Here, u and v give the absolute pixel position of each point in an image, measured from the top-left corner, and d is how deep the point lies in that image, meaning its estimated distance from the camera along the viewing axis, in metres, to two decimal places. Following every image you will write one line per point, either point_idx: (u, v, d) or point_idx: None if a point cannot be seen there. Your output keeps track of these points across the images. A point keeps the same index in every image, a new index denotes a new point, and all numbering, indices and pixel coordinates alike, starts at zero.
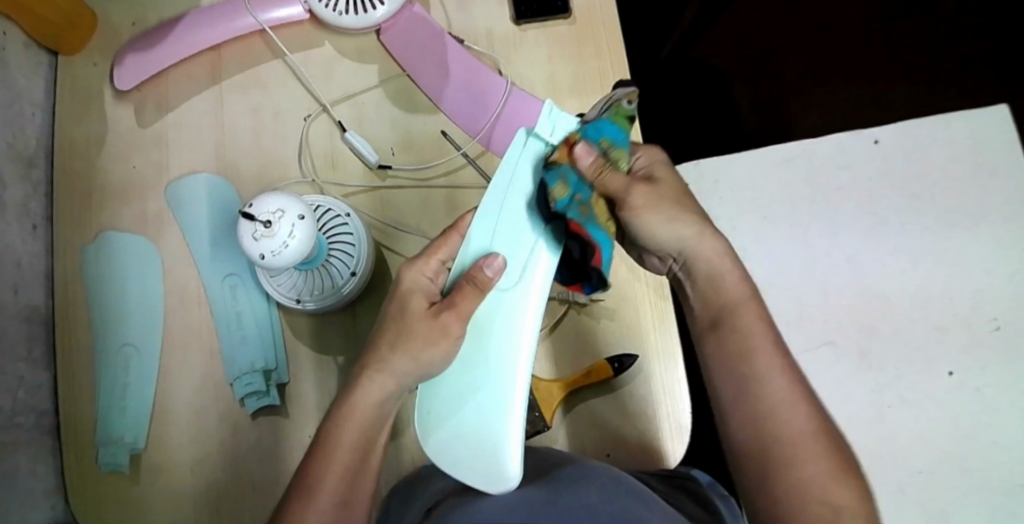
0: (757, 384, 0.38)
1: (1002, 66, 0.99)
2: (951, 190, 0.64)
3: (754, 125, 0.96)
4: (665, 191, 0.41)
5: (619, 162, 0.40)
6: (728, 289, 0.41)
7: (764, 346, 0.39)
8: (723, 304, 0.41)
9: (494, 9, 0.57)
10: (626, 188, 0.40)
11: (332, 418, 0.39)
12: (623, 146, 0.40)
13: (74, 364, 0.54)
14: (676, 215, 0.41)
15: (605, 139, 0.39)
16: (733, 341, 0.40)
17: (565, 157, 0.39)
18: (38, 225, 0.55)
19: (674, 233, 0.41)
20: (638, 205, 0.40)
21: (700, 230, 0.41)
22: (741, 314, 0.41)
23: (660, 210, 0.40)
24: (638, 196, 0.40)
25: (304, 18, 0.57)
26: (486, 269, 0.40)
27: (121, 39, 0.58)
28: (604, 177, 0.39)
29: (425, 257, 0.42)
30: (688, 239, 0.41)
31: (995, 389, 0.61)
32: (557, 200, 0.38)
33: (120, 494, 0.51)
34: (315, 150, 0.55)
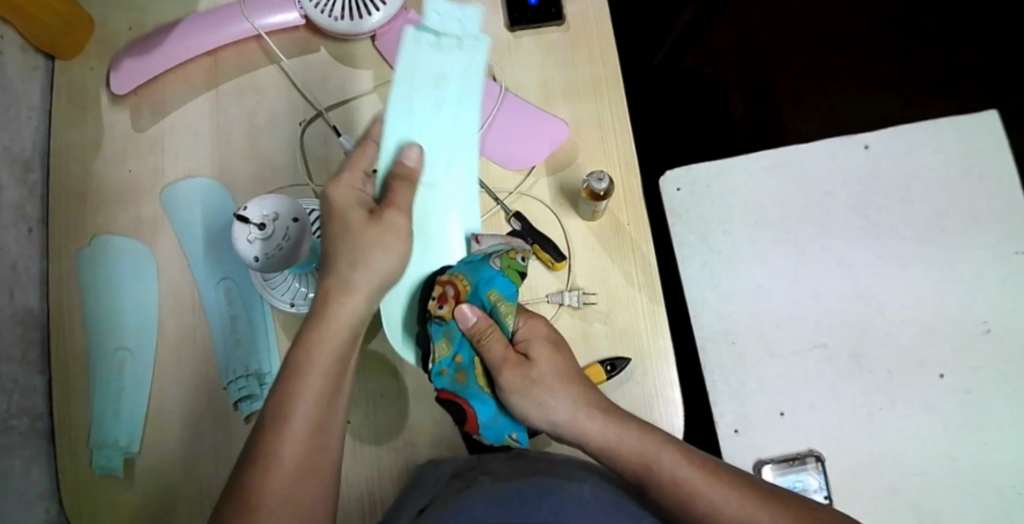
0: (719, 510, 0.38)
1: (995, 72, 1.00)
2: (942, 195, 0.64)
3: (748, 131, 0.97)
4: (541, 369, 0.42)
5: (508, 317, 0.43)
6: (627, 453, 0.41)
7: (692, 476, 0.39)
8: (638, 460, 0.40)
9: (488, 15, 0.57)
10: (503, 358, 0.42)
11: (289, 377, 0.37)
12: (511, 300, 0.43)
13: (69, 366, 0.54)
14: (546, 398, 0.42)
15: (494, 292, 0.43)
16: (670, 494, 0.39)
17: (452, 314, 0.42)
18: (33, 228, 0.55)
19: (545, 415, 0.42)
20: (510, 382, 0.42)
21: (574, 407, 0.42)
22: (655, 465, 0.40)
23: (531, 391, 0.42)
24: (508, 370, 0.42)
25: (299, 23, 0.57)
26: (407, 161, 0.44)
27: (118, 44, 0.59)
28: (488, 337, 0.42)
29: (348, 169, 0.42)
30: (565, 418, 0.42)
31: (986, 392, 0.61)
32: (438, 359, 0.41)
33: (112, 496, 0.51)
34: (310, 156, 0.56)
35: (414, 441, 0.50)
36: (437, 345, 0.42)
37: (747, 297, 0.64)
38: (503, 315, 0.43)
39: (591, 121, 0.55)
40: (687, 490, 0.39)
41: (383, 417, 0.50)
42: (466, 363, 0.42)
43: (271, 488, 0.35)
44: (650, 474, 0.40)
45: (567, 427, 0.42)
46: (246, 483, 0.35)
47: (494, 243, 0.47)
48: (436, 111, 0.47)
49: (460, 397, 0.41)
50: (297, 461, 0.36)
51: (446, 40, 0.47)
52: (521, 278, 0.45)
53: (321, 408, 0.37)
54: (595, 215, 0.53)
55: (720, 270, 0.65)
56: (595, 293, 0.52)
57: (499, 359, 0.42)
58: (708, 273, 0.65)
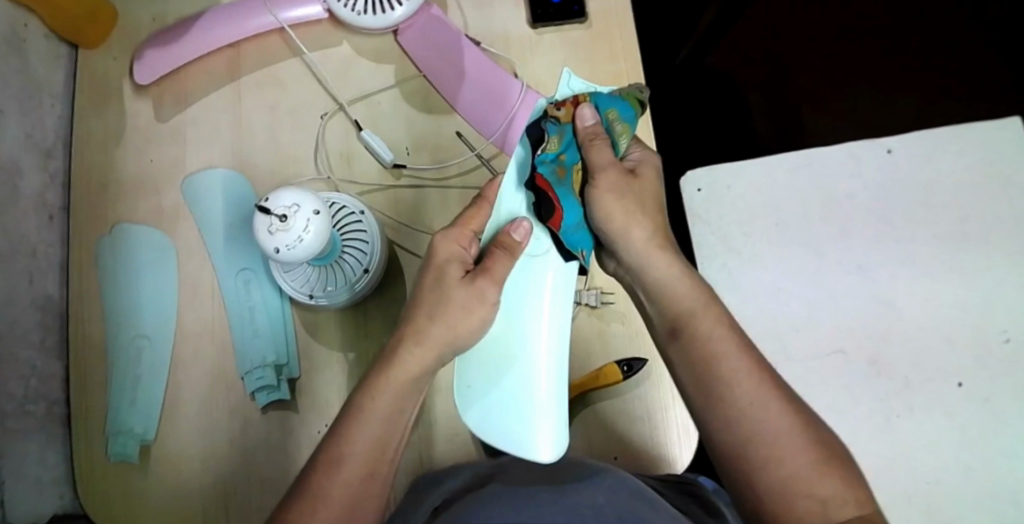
0: (736, 385, 0.38)
1: (1015, 78, 0.99)
2: (962, 201, 0.64)
3: (764, 133, 0.96)
4: (639, 190, 0.42)
5: (622, 136, 0.44)
6: (680, 298, 0.41)
7: (727, 347, 0.39)
8: (683, 308, 0.41)
9: (511, 12, 0.57)
10: (606, 166, 0.41)
11: (362, 394, 0.39)
12: (629, 123, 0.44)
13: (87, 353, 0.54)
14: (629, 211, 0.41)
15: (614, 110, 0.43)
16: (694, 346, 0.40)
17: (571, 116, 0.42)
18: (54, 216, 0.56)
19: (622, 231, 0.41)
20: (603, 187, 0.41)
21: (648, 236, 0.41)
22: (699, 317, 0.41)
23: (613, 204, 0.41)
24: (610, 175, 0.41)
25: (323, 17, 0.57)
26: (513, 233, 0.41)
27: (142, 35, 0.59)
28: (594, 142, 0.42)
29: (459, 228, 0.42)
30: (638, 242, 0.41)
31: (1004, 400, 0.61)
32: (545, 151, 0.41)
33: (128, 484, 0.52)
34: (331, 149, 0.56)
35: (429, 436, 0.50)
36: (549, 138, 0.42)
37: (764, 300, 0.64)
38: (615, 134, 0.43)
39: None
40: (712, 353, 0.39)
41: None
42: (568, 163, 0.42)
43: (334, 495, 0.36)
44: (685, 324, 0.41)
45: (637, 251, 0.42)
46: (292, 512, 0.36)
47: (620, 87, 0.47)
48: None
49: (552, 191, 0.41)
50: (343, 500, 0.36)
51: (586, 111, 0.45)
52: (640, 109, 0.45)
53: (373, 452, 0.38)
54: None
55: (737, 272, 0.64)
56: (613, 292, 0.52)
57: (601, 166, 0.41)
58: (726, 275, 0.64)
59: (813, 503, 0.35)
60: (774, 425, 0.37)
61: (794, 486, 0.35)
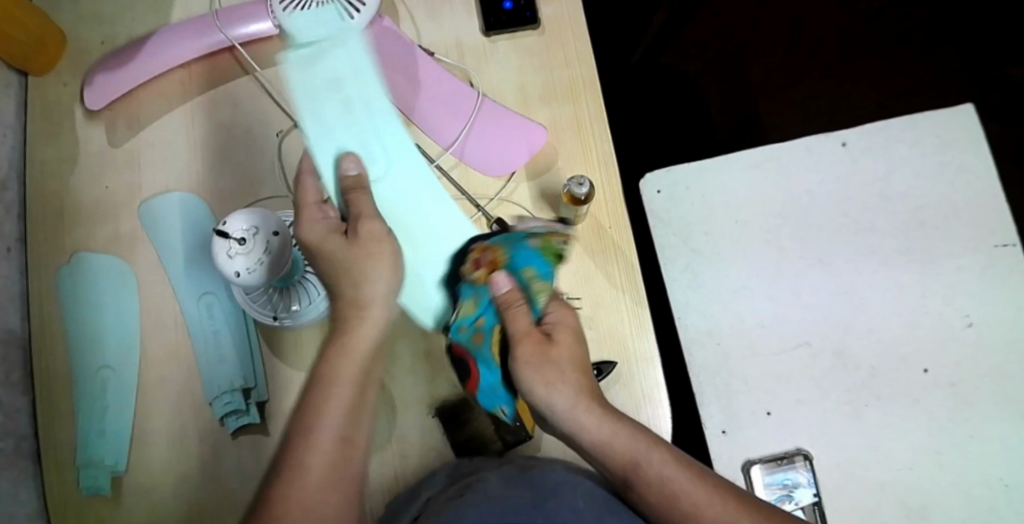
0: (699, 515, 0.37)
1: (971, 63, 1.00)
2: (920, 190, 0.65)
3: (728, 128, 0.97)
4: (558, 355, 0.43)
5: (540, 294, 0.45)
6: (617, 449, 0.40)
7: (676, 477, 0.39)
8: (626, 458, 0.40)
9: (464, 21, 0.57)
10: (523, 335, 0.43)
11: (326, 360, 0.41)
12: (546, 280, 0.45)
13: (52, 387, 0.53)
14: (552, 382, 0.42)
15: (529, 270, 0.45)
16: (654, 493, 0.39)
17: (484, 279, 0.44)
18: (11, 248, 0.55)
19: (546, 397, 0.42)
20: (520, 360, 0.42)
21: (574, 399, 0.41)
22: (644, 463, 0.40)
23: (527, 376, 0.42)
24: (524, 346, 0.43)
25: (273, 33, 0.57)
26: (350, 168, 0.45)
27: (91, 59, 0.58)
28: (513, 311, 0.44)
29: (305, 208, 0.44)
30: (561, 410, 0.42)
31: (970, 385, 0.62)
32: (461, 316, 0.44)
33: (101, 516, 0.51)
34: (290, 167, 0.55)
35: (402, 452, 0.50)
36: (463, 304, 0.44)
37: (730, 296, 0.65)
38: (536, 293, 0.45)
39: (570, 126, 0.55)
40: (670, 492, 0.38)
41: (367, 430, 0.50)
42: (485, 327, 0.45)
43: (312, 461, 0.38)
44: (636, 474, 0.40)
45: (563, 416, 0.42)
46: (277, 490, 0.37)
47: (534, 226, 0.48)
48: (348, 114, 0.47)
49: (470, 357, 0.45)
50: (326, 467, 0.38)
51: (324, 44, 0.47)
52: (558, 258, 0.46)
53: (346, 419, 0.40)
54: (577, 219, 0.52)
55: (702, 270, 0.65)
56: (579, 296, 0.52)
57: (517, 335, 0.43)
58: (691, 274, 0.65)
59: None
60: None
61: None
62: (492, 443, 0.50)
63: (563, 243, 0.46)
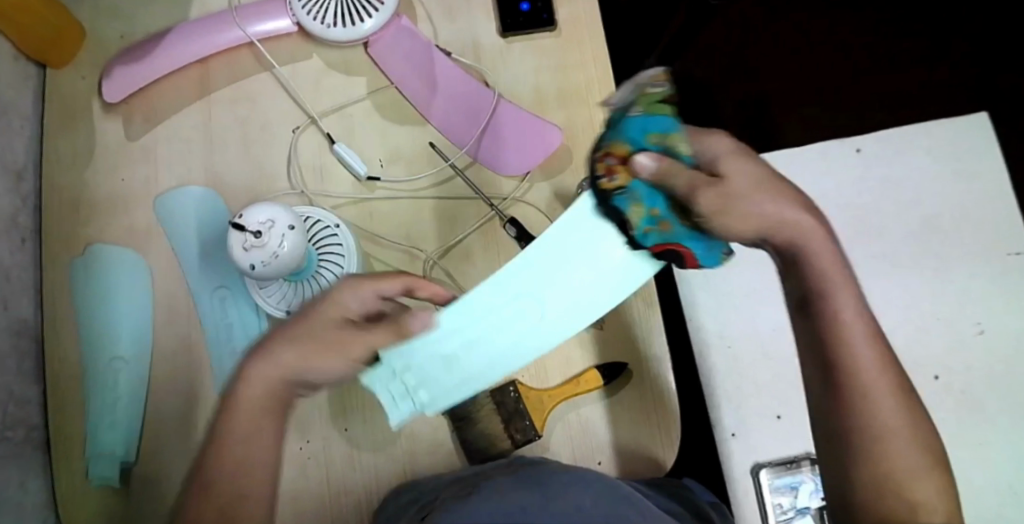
0: (854, 369, 0.36)
1: (983, 72, 1.00)
2: (930, 198, 0.65)
3: (739, 134, 0.97)
4: (734, 184, 0.38)
5: (678, 148, 0.41)
6: (817, 270, 0.38)
7: (854, 334, 0.37)
8: (822, 285, 0.38)
9: (481, 22, 0.57)
10: (696, 186, 0.38)
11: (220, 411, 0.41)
12: (671, 132, 0.41)
13: (64, 377, 0.53)
14: (757, 220, 0.38)
15: (651, 134, 0.41)
16: (824, 327, 0.37)
17: (629, 174, 0.40)
18: (27, 238, 0.55)
19: (767, 220, 0.38)
20: (710, 209, 0.38)
21: (783, 214, 0.38)
22: (833, 297, 0.37)
23: (723, 220, 0.38)
24: (708, 196, 0.38)
25: (292, 30, 0.57)
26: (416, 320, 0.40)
27: (109, 53, 0.58)
28: (670, 180, 0.39)
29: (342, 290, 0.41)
30: (778, 224, 0.38)
31: (979, 392, 0.62)
32: (638, 224, 0.39)
33: (110, 507, 0.51)
34: (304, 162, 0.56)
35: (411, 448, 0.50)
36: (630, 211, 0.39)
37: (742, 298, 0.65)
38: (673, 148, 0.41)
39: (584, 129, 0.55)
40: (841, 330, 0.37)
41: (377, 426, 0.50)
42: (662, 212, 0.40)
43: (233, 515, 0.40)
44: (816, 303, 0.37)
45: (778, 242, 0.38)
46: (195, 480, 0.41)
47: (623, 90, 0.45)
48: (449, 371, 0.41)
49: (672, 245, 0.40)
50: (235, 463, 0.41)
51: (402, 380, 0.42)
52: (666, 105, 0.42)
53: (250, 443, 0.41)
54: None
55: (714, 273, 0.65)
56: None
57: (688, 191, 0.39)
58: (703, 277, 0.65)
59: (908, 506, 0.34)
60: (885, 419, 0.35)
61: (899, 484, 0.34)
62: (502, 443, 0.50)
63: (658, 89, 0.43)
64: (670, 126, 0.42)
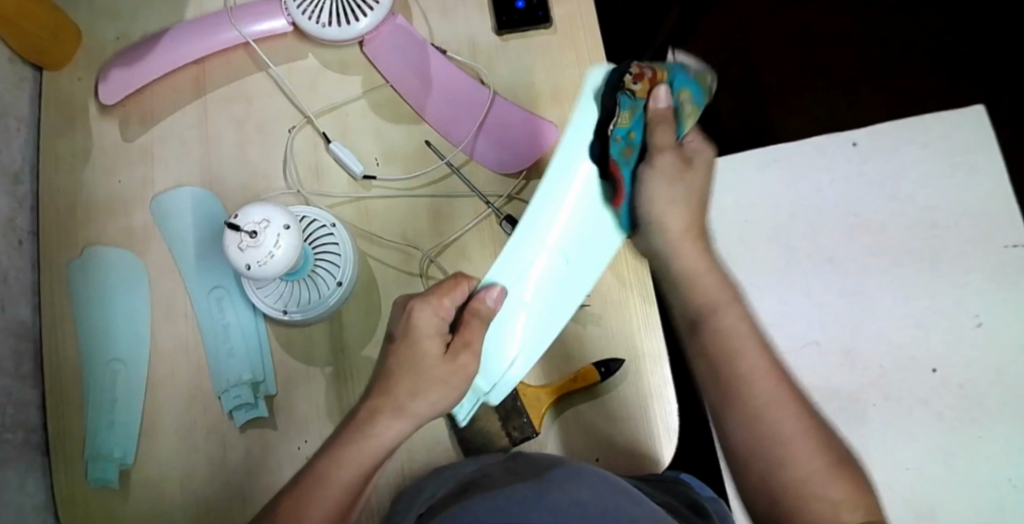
0: (750, 380, 0.43)
1: (979, 65, 1.00)
2: (927, 192, 0.65)
3: (736, 130, 0.97)
4: (686, 183, 0.49)
5: (689, 117, 0.48)
6: (704, 294, 0.47)
7: (744, 347, 0.44)
8: (707, 302, 0.47)
9: (475, 20, 0.57)
10: (663, 151, 0.48)
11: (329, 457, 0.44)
12: (697, 105, 0.48)
13: (62, 378, 0.53)
14: (672, 200, 0.48)
15: (685, 91, 0.48)
16: (718, 342, 0.45)
17: (644, 92, 0.47)
18: (24, 240, 0.55)
19: (665, 221, 0.48)
20: (655, 170, 0.48)
21: (685, 229, 0.48)
22: (721, 313, 0.46)
23: (664, 193, 0.48)
24: (661, 162, 0.48)
25: (287, 30, 0.57)
26: (488, 300, 0.47)
27: (105, 54, 0.58)
28: (660, 125, 0.47)
29: (436, 300, 0.46)
30: (675, 229, 0.48)
31: (978, 384, 0.62)
32: (618, 126, 0.47)
33: (108, 508, 0.51)
34: (300, 162, 0.56)
35: (410, 446, 0.50)
36: (621, 114, 0.47)
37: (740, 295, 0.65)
38: (684, 116, 0.48)
39: None
40: (734, 347, 0.44)
41: None
42: (634, 140, 0.48)
43: None
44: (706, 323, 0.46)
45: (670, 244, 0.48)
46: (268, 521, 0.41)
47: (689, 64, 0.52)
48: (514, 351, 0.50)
49: (618, 169, 0.48)
50: (331, 510, 0.42)
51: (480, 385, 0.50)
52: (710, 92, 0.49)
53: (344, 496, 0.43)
54: None
55: None
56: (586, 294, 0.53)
57: (659, 148, 0.48)
58: None
59: (825, 504, 0.39)
60: (785, 425, 0.41)
61: (805, 483, 0.40)
62: (501, 439, 0.50)
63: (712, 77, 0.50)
64: (702, 101, 0.48)
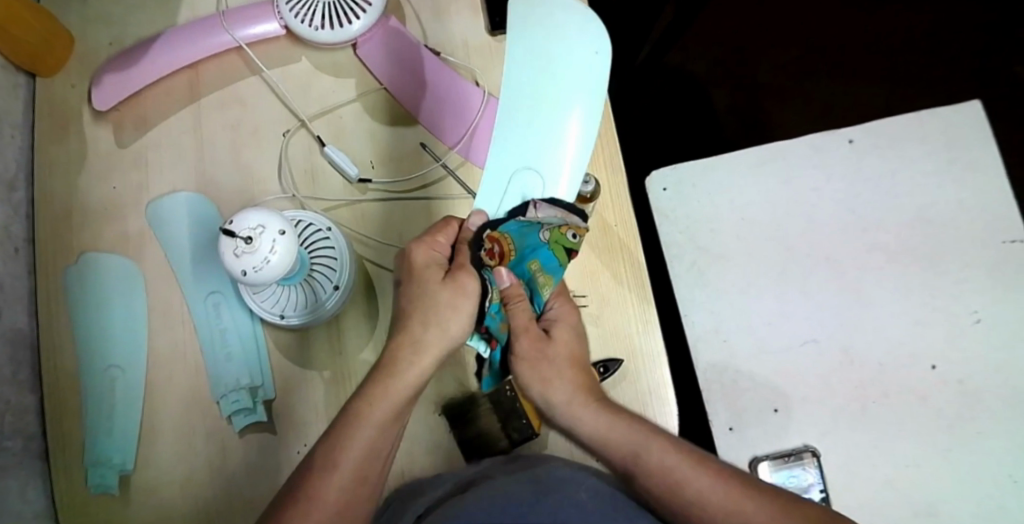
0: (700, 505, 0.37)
1: (975, 59, 1.00)
2: (924, 187, 0.65)
3: (733, 128, 0.97)
4: (556, 352, 0.44)
5: (546, 287, 0.46)
6: (618, 438, 0.40)
7: (680, 468, 0.38)
8: (626, 447, 0.40)
9: (469, 20, 0.57)
10: (525, 328, 0.44)
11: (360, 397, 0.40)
12: (551, 273, 0.46)
13: (61, 386, 0.53)
14: (548, 376, 0.43)
15: (535, 262, 0.46)
16: (655, 480, 0.38)
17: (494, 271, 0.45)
18: (20, 248, 0.55)
19: (544, 395, 0.43)
20: (520, 355, 0.43)
21: (571, 396, 0.43)
22: (646, 450, 0.39)
23: (534, 370, 0.43)
24: (524, 343, 0.43)
25: (280, 34, 0.57)
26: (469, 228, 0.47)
27: (98, 60, 0.58)
28: (517, 304, 0.44)
29: (429, 237, 0.45)
30: (563, 403, 0.42)
31: (977, 380, 0.62)
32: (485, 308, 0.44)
33: (108, 515, 0.51)
34: (295, 165, 0.55)
35: (410, 449, 0.50)
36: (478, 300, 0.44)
37: (739, 293, 0.65)
38: (543, 286, 0.46)
39: None
40: (671, 483, 0.38)
41: None
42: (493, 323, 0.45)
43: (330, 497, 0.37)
44: (640, 463, 0.39)
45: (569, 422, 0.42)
46: (309, 487, 0.37)
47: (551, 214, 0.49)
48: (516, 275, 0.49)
49: None
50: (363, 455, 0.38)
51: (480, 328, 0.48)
52: (568, 256, 0.48)
53: (381, 432, 0.39)
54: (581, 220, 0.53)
55: (708, 269, 0.66)
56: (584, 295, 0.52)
57: (521, 327, 0.44)
58: (697, 272, 0.66)
59: None
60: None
61: None
62: (499, 442, 0.50)
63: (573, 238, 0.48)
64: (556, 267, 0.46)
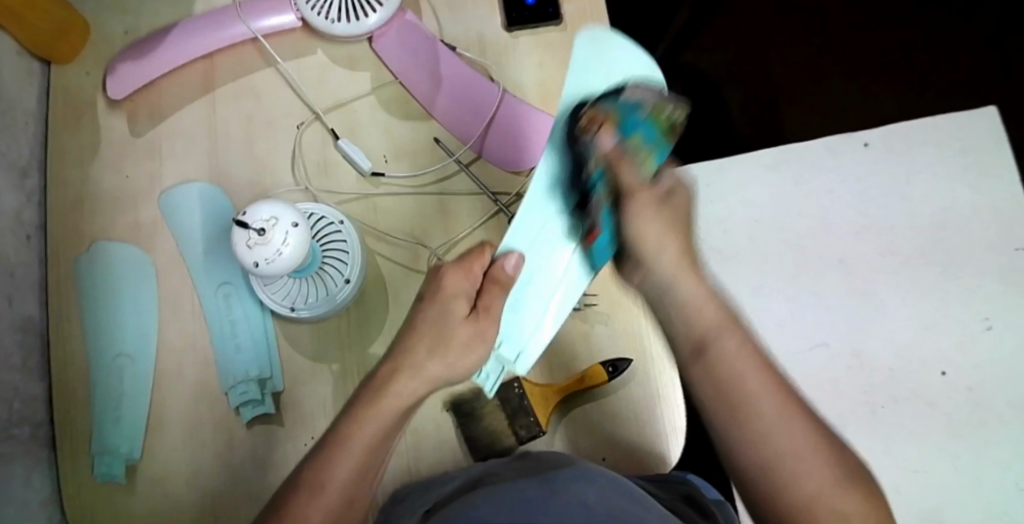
0: (754, 406, 0.39)
1: (989, 65, 1.00)
2: (938, 192, 0.65)
3: (745, 129, 0.97)
4: (669, 212, 0.47)
5: (648, 160, 0.49)
6: (704, 316, 0.43)
7: (747, 366, 0.40)
8: (708, 327, 0.42)
9: (486, 16, 0.57)
10: (637, 188, 0.47)
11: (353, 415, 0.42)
12: (653, 146, 0.49)
13: (69, 373, 0.53)
14: (662, 228, 0.46)
15: (639, 135, 0.48)
16: (717, 367, 0.41)
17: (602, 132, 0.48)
18: (32, 234, 0.55)
19: (657, 246, 0.45)
20: (632, 190, 0.46)
21: (668, 231, 0.46)
22: (724, 337, 0.42)
23: (647, 215, 0.46)
24: (641, 194, 0.47)
25: (296, 26, 0.57)
26: (507, 266, 0.47)
27: (113, 49, 0.58)
28: (620, 161, 0.48)
29: (462, 268, 0.46)
30: (672, 257, 0.45)
31: (987, 387, 0.62)
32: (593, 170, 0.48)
33: (114, 503, 0.51)
34: (308, 158, 0.55)
35: (417, 444, 0.50)
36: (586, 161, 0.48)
37: (750, 295, 0.65)
38: (646, 159, 0.49)
39: None
40: (733, 381, 0.40)
41: None
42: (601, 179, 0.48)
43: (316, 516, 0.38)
44: (707, 350, 0.42)
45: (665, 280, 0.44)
46: (297, 501, 0.39)
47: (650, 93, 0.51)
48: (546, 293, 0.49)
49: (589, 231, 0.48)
50: (351, 471, 0.40)
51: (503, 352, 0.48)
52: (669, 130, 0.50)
53: (370, 449, 0.41)
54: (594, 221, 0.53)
55: (720, 270, 0.65)
56: (595, 293, 0.52)
57: (630, 185, 0.47)
58: None
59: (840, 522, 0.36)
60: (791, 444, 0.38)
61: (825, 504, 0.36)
62: (506, 437, 0.50)
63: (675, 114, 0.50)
64: (661, 146, 0.49)
